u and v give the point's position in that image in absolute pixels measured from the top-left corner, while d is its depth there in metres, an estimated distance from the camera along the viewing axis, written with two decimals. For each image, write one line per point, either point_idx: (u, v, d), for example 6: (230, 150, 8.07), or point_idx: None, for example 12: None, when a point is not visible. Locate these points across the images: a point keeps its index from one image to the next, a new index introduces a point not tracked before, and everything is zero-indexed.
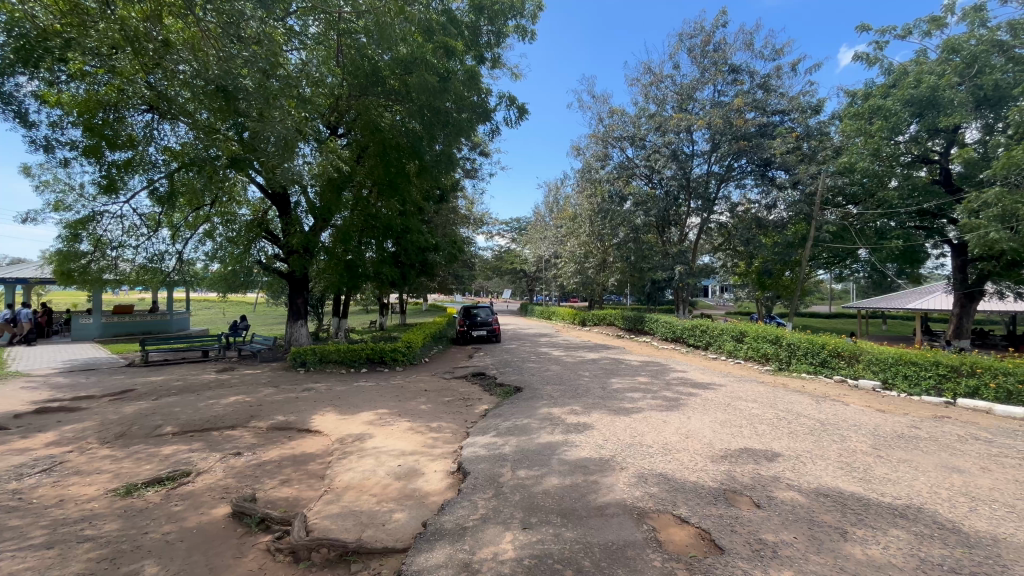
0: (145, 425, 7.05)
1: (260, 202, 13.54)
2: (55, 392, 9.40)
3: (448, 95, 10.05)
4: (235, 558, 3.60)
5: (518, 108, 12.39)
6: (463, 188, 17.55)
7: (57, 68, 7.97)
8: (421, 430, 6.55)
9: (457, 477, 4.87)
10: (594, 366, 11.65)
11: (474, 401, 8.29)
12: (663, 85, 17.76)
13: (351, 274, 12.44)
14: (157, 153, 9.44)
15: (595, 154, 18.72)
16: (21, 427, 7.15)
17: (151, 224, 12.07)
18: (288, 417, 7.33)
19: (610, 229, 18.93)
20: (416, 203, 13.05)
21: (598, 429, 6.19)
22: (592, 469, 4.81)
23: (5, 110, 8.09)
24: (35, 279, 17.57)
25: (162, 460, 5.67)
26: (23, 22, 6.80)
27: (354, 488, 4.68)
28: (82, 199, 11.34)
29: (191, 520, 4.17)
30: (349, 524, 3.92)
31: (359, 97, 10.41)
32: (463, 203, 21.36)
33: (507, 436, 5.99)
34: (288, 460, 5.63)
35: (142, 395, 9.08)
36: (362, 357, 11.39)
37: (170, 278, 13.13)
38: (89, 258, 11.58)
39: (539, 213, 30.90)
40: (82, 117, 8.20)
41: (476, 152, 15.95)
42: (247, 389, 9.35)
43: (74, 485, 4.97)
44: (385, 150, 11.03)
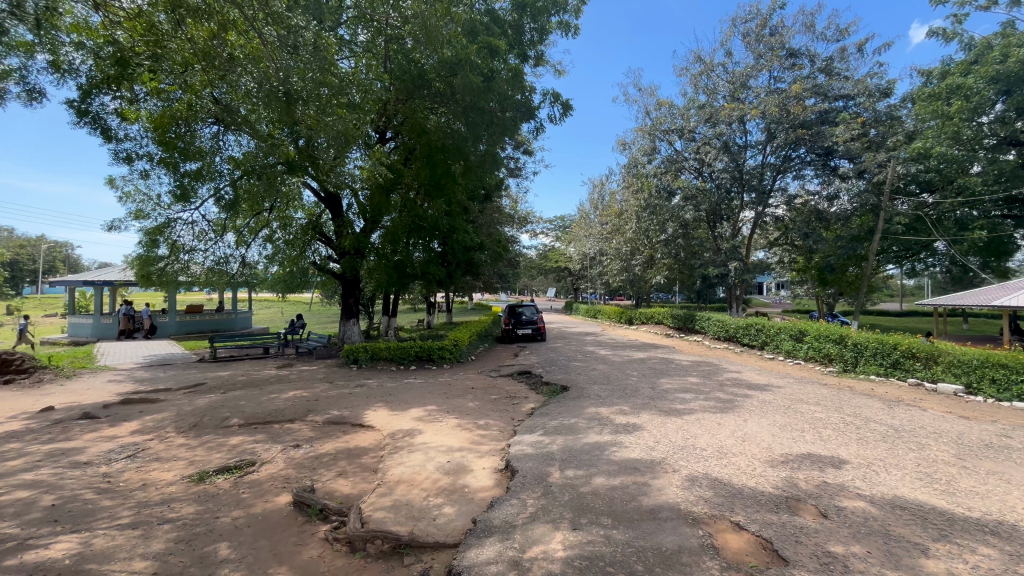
0: (214, 416, 7.56)
1: (315, 206, 14.17)
2: (137, 385, 10.29)
3: (492, 95, 10.28)
4: (296, 545, 3.79)
5: (562, 104, 12.39)
6: (507, 187, 17.68)
7: (136, 88, 8.73)
8: (469, 427, 6.63)
9: (505, 474, 4.91)
10: (642, 365, 11.37)
11: (521, 399, 8.31)
12: (714, 74, 17.12)
13: (399, 274, 12.72)
14: (223, 163, 10.06)
15: (642, 149, 18.39)
16: (109, 415, 7.87)
17: (218, 229, 12.93)
18: (342, 412, 7.64)
19: (657, 225, 18.44)
20: (462, 203, 13.18)
21: (648, 430, 6.05)
22: (643, 470, 4.70)
23: (93, 128, 8.96)
24: (120, 280, 19.14)
25: (230, 449, 6.07)
26: (110, 47, 7.54)
27: (405, 482, 4.81)
28: (159, 208, 12.33)
29: (257, 506, 4.44)
30: (402, 518, 4.03)
31: (406, 101, 10.83)
32: (507, 202, 21.49)
33: (555, 436, 5.95)
34: (343, 453, 5.86)
35: (212, 389, 9.75)
36: (411, 354, 11.73)
37: (235, 279, 14.00)
38: (166, 261, 12.59)
39: (584, 210, 30.50)
40: (158, 131, 8.92)
41: (520, 151, 15.97)
42: (305, 385, 9.83)
43: (155, 470, 5.41)
44: (431, 152, 11.22)
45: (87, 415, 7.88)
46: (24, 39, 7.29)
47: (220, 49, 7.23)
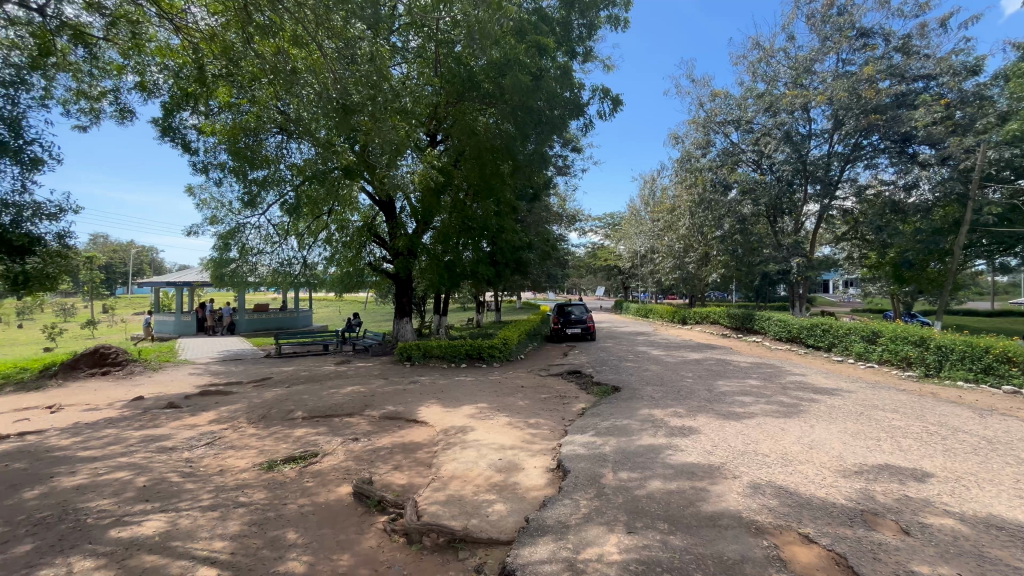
0: (280, 408, 8.04)
1: (370, 209, 14.77)
2: (213, 378, 11.12)
3: (540, 94, 10.42)
4: (357, 534, 3.96)
5: (612, 99, 12.19)
6: (556, 185, 17.60)
7: (211, 103, 9.45)
8: (519, 425, 6.66)
9: (557, 474, 4.89)
10: (697, 367, 10.98)
11: (571, 399, 8.25)
12: (774, 60, 16.26)
13: (450, 274, 12.94)
14: (286, 170, 10.67)
15: (695, 142, 17.75)
16: (190, 406, 8.56)
17: (282, 233, 13.72)
18: (397, 407, 7.90)
19: (712, 221, 17.74)
20: (511, 203, 13.22)
21: (706, 434, 5.82)
22: (700, 475, 4.53)
23: (175, 142, 9.78)
24: (199, 280, 20.78)
25: (295, 440, 6.43)
26: (189, 67, 8.20)
27: (458, 477, 4.90)
28: (230, 214, 13.25)
29: (321, 495, 4.67)
30: (456, 512, 4.11)
31: (457, 103, 10.93)
32: (555, 201, 21.41)
33: (607, 437, 5.87)
34: (399, 447, 6.05)
35: (278, 383, 10.37)
36: (462, 352, 11.96)
37: (298, 280, 14.80)
38: (237, 263, 13.52)
39: (634, 207, 29.82)
40: (230, 142, 9.61)
41: (568, 149, 15.84)
42: (361, 380, 10.25)
43: (230, 457, 5.83)
44: (480, 152, 11.04)
45: (170, 404, 8.61)
46: (117, 63, 8.09)
47: (283, 61, 7.53)
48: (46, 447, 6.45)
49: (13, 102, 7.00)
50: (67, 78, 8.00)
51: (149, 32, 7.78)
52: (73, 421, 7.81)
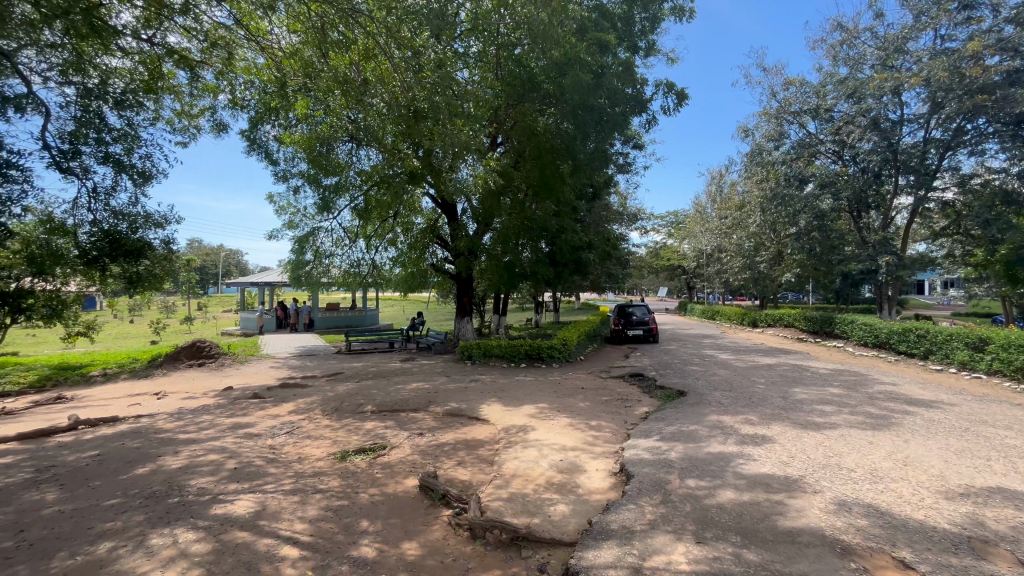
0: (352, 402, 8.51)
1: (432, 211, 15.28)
2: (291, 371, 12.00)
3: (602, 91, 10.55)
4: (424, 525, 4.11)
5: (677, 93, 11.80)
6: (616, 183, 17.28)
7: (290, 115, 10.15)
8: (581, 427, 6.61)
9: (620, 478, 4.79)
10: (769, 373, 10.34)
11: (634, 402, 8.05)
12: (858, 42, 14.97)
13: (509, 275, 12.68)
14: (356, 176, 11.24)
15: (767, 134, 16.77)
16: (272, 397, 9.28)
17: (352, 236, 14.48)
18: (460, 404, 8.11)
19: (787, 218, 16.67)
20: (570, 203, 13.10)
21: (781, 444, 5.48)
22: (777, 487, 4.27)
23: (260, 153, 10.62)
24: (279, 282, 22.46)
25: (365, 433, 6.78)
26: (272, 82, 8.85)
27: (520, 476, 4.94)
28: (306, 219, 14.21)
29: (391, 486, 4.89)
30: (518, 510, 4.15)
31: (516, 106, 11.02)
32: (616, 199, 21.00)
33: (673, 442, 5.68)
34: (462, 443, 6.20)
35: (349, 377, 10.99)
36: (521, 352, 12.05)
37: (366, 280, 15.56)
38: (311, 265, 14.45)
39: (700, 204, 28.59)
40: (307, 152, 10.29)
41: (630, 146, 15.48)
42: (425, 377, 10.60)
43: (308, 446, 6.25)
44: (539, 153, 11.26)
45: (256, 395, 9.38)
46: (212, 84, 8.92)
47: (355, 73, 7.93)
48: (155, 429, 7.25)
49: (128, 123, 7.88)
50: (172, 100, 8.94)
51: (239, 53, 8.53)
52: (176, 407, 8.72)
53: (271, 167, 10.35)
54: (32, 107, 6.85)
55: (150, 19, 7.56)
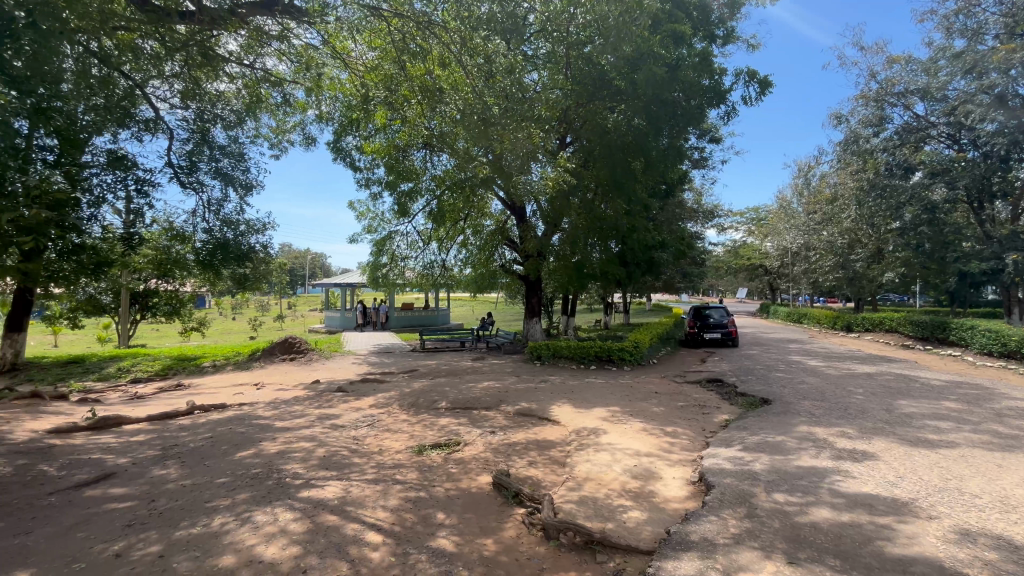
0: (427, 398, 8.87)
1: (501, 213, 15.54)
2: (371, 367, 12.73)
3: (676, 84, 10.36)
4: (499, 522, 4.18)
5: (760, 81, 11.08)
6: (691, 179, 16.56)
7: (371, 126, 10.80)
8: (655, 432, 6.40)
9: (699, 487, 4.58)
10: (868, 382, 9.38)
11: (712, 409, 7.66)
12: (978, 9, 13.12)
13: (579, 274, 12.62)
14: (429, 181, 11.70)
15: (864, 120, 15.26)
16: (354, 391, 9.90)
17: (425, 239, 15.10)
18: (530, 404, 8.17)
19: (888, 211, 15.06)
20: (644, 201, 12.72)
21: (886, 461, 4.96)
22: (882, 509, 3.87)
23: (344, 162, 11.39)
24: (358, 284, 23.87)
25: (440, 428, 7.03)
26: (355, 96, 9.49)
27: (593, 479, 4.88)
28: (383, 224, 15.03)
29: (466, 482, 5.03)
30: (591, 513, 4.11)
31: (586, 105, 10.80)
32: (690, 196, 20.12)
33: (758, 453, 5.34)
34: (534, 443, 6.24)
35: (424, 374, 11.46)
36: (591, 354, 11.88)
37: (438, 282, 16.10)
38: (388, 267, 15.25)
39: (785, 199, 26.60)
40: (387, 160, 10.88)
41: (706, 140, 14.76)
42: (495, 376, 10.80)
43: (387, 438, 6.60)
44: (612, 150, 10.73)
45: (340, 388, 10.06)
46: (303, 102, 9.74)
47: (431, 82, 8.40)
48: (255, 416, 8.01)
49: (233, 141, 8.76)
50: (269, 118, 9.85)
51: (326, 71, 9.22)
52: (272, 397, 9.57)
53: (352, 174, 11.02)
54: (161, 131, 7.85)
55: (251, 46, 8.38)
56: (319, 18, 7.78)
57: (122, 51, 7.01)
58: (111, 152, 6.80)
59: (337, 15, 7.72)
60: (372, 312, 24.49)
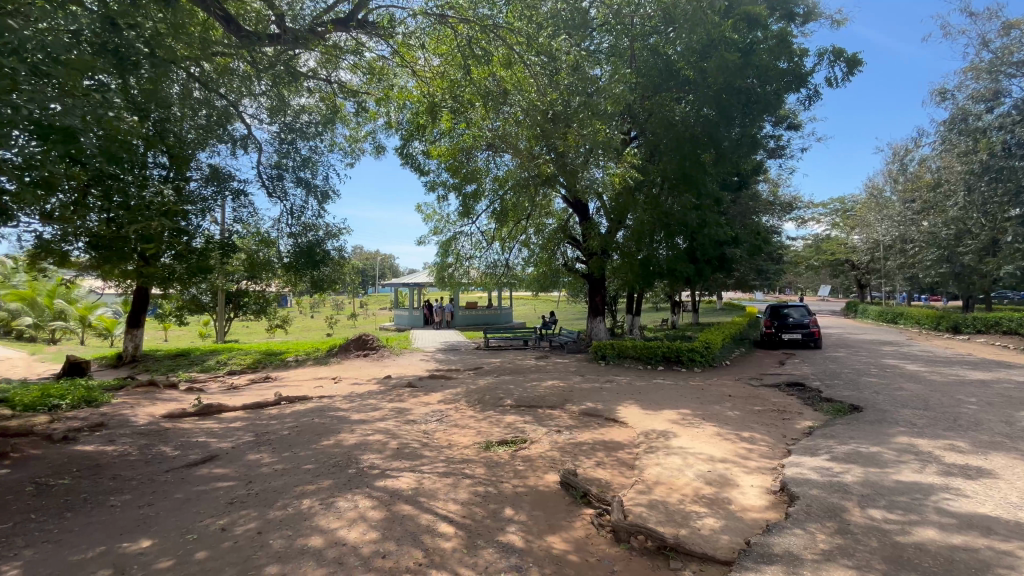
0: (493, 395, 9.02)
1: (563, 211, 15.47)
2: (438, 365, 13.14)
3: (751, 70, 9.81)
4: (567, 521, 4.17)
5: (847, 59, 10.18)
6: (766, 170, 15.56)
7: (436, 131, 11.18)
8: (730, 437, 6.10)
9: (781, 497, 4.31)
10: (981, 390, 8.34)
11: (793, 415, 7.15)
12: None
13: (645, 272, 12.22)
14: (492, 182, 11.89)
15: (974, 95, 13.56)
16: (423, 386, 10.28)
17: (489, 238, 15.35)
18: (596, 404, 8.07)
19: (1005, 196, 13.30)
20: (715, 195, 12.04)
21: (1006, 480, 4.39)
22: (1003, 533, 3.44)
23: (412, 167, 11.84)
24: (425, 284, 24.75)
25: (506, 425, 7.13)
26: (420, 102, 9.89)
27: (664, 483, 4.73)
28: (448, 225, 15.48)
29: (533, 480, 5.07)
30: (663, 518, 3.99)
31: (652, 97, 10.58)
32: (765, 188, 18.91)
33: (849, 464, 4.92)
34: (601, 444, 6.16)
35: (489, 372, 11.66)
36: (659, 354, 11.51)
37: (501, 281, 16.28)
38: (453, 266, 15.68)
39: (876, 187, 24.26)
40: (451, 162, 11.18)
41: (783, 127, 13.82)
42: (559, 375, 10.76)
43: (456, 434, 6.79)
44: (680, 144, 10.50)
45: (410, 384, 10.48)
46: (373, 111, 10.26)
47: (494, 83, 8.57)
48: (334, 408, 8.55)
49: (313, 151, 9.41)
50: (344, 128, 10.48)
51: (395, 81, 9.65)
52: (348, 391, 10.17)
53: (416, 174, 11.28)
54: (251, 145, 8.58)
55: (327, 61, 8.96)
56: (387, 30, 8.15)
57: (220, 75, 7.77)
58: (211, 167, 7.53)
59: (406, 25, 8.08)
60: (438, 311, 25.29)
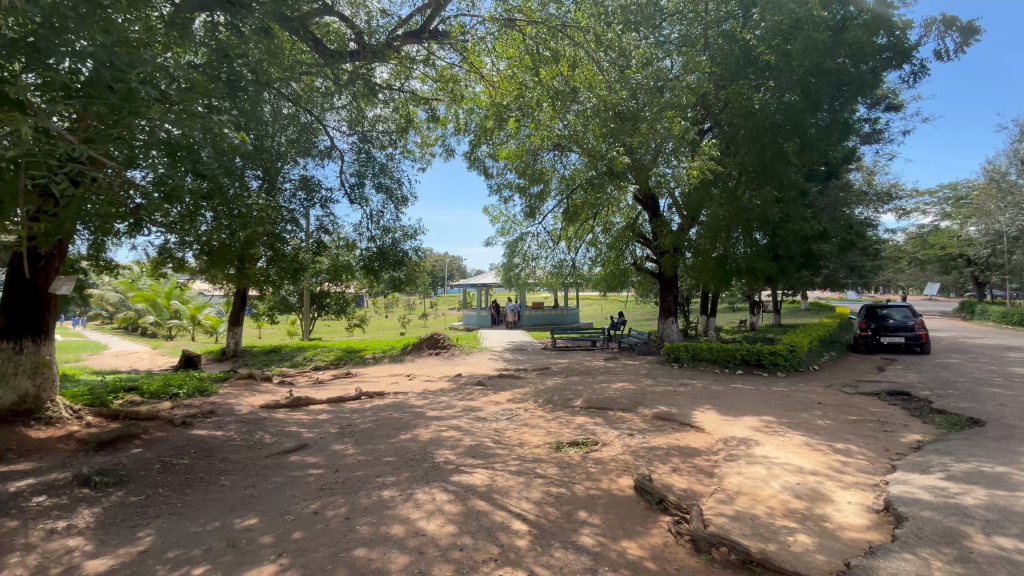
0: (562, 396, 8.99)
1: (632, 209, 15.08)
2: (506, 364, 13.30)
3: (842, 48, 9.12)
4: (643, 527, 4.07)
5: (961, 27, 9.04)
6: (860, 156, 14.21)
7: (503, 134, 11.37)
8: (822, 448, 5.63)
9: (885, 517, 3.92)
10: None
11: (897, 427, 6.46)
12: None
13: (722, 271, 11.36)
14: (558, 181, 11.86)
15: None
16: (493, 385, 10.47)
17: (555, 238, 15.30)
18: (669, 408, 7.79)
19: None
20: (800, 186, 10.94)
21: None
22: None
23: (480, 170, 12.10)
24: (493, 284, 25.17)
25: (577, 427, 7.07)
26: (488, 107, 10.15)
27: (747, 494, 4.47)
28: (515, 226, 15.63)
29: (607, 483, 4.99)
30: (748, 532, 3.77)
31: (729, 86, 10.13)
32: (859, 176, 17.25)
33: (968, 484, 4.37)
34: (676, 449, 5.93)
35: (557, 373, 11.63)
36: (738, 357, 10.89)
37: (568, 282, 16.14)
38: (519, 267, 15.81)
39: (997, 170, 21.30)
40: (519, 164, 11.30)
41: (881, 108, 12.51)
42: (630, 378, 10.49)
43: (526, 433, 6.85)
44: (760, 134, 9.90)
45: (480, 383, 10.70)
46: (443, 117, 10.64)
47: (562, 83, 8.56)
48: (410, 404, 8.94)
49: (389, 159, 9.91)
50: (416, 136, 10.95)
51: (465, 88, 9.94)
52: (422, 388, 10.58)
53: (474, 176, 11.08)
54: (334, 157, 9.20)
55: (400, 73, 9.40)
56: (458, 39, 8.40)
57: (309, 93, 8.46)
58: (303, 178, 8.18)
59: (475, 33, 8.31)
60: (506, 311, 25.61)
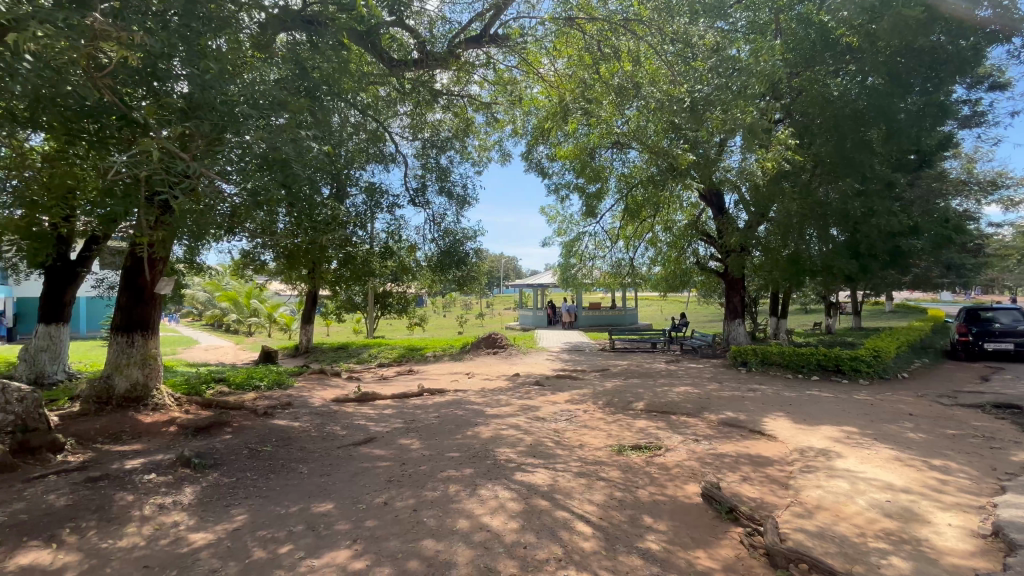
0: (622, 398, 8.82)
1: (695, 206, 14.50)
2: (563, 365, 13.24)
3: (936, 25, 8.42)
4: (713, 537, 3.92)
5: None
6: (958, 142, 12.84)
7: (561, 134, 11.32)
8: (914, 463, 5.16)
9: (993, 543, 3.54)
10: None
11: (1005, 443, 5.78)
12: None
13: (795, 270, 10.61)
14: (615, 178, 11.61)
15: None
16: (550, 386, 10.46)
17: (613, 237, 15.02)
18: (737, 414, 7.42)
19: None
20: (887, 178, 10.11)
21: None
22: None
23: (537, 170, 12.10)
24: (549, 284, 25.07)
25: (639, 430, 6.91)
26: (547, 107, 10.16)
27: (828, 509, 4.18)
28: (572, 225, 15.52)
29: (672, 489, 4.85)
30: (830, 550, 3.53)
31: (805, 72, 9.61)
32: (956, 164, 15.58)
33: None
34: (746, 458, 5.65)
35: (616, 374, 11.43)
36: (813, 362, 10.19)
37: (627, 282, 15.76)
38: (576, 266, 15.66)
39: None
40: (576, 163, 11.22)
41: (984, 88, 11.23)
42: (693, 381, 10.10)
43: (586, 435, 6.79)
44: (840, 123, 9.30)
45: (537, 383, 10.70)
46: (503, 120, 10.79)
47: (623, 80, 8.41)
48: (469, 402, 9.13)
49: (449, 163, 10.18)
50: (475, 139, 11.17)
51: (524, 89, 10.02)
52: (480, 387, 10.77)
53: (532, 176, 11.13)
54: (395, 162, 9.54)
55: (459, 79, 9.64)
56: (516, 41, 8.48)
57: (376, 102, 8.88)
58: (370, 183, 8.59)
59: (536, 33, 8.38)
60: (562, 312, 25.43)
